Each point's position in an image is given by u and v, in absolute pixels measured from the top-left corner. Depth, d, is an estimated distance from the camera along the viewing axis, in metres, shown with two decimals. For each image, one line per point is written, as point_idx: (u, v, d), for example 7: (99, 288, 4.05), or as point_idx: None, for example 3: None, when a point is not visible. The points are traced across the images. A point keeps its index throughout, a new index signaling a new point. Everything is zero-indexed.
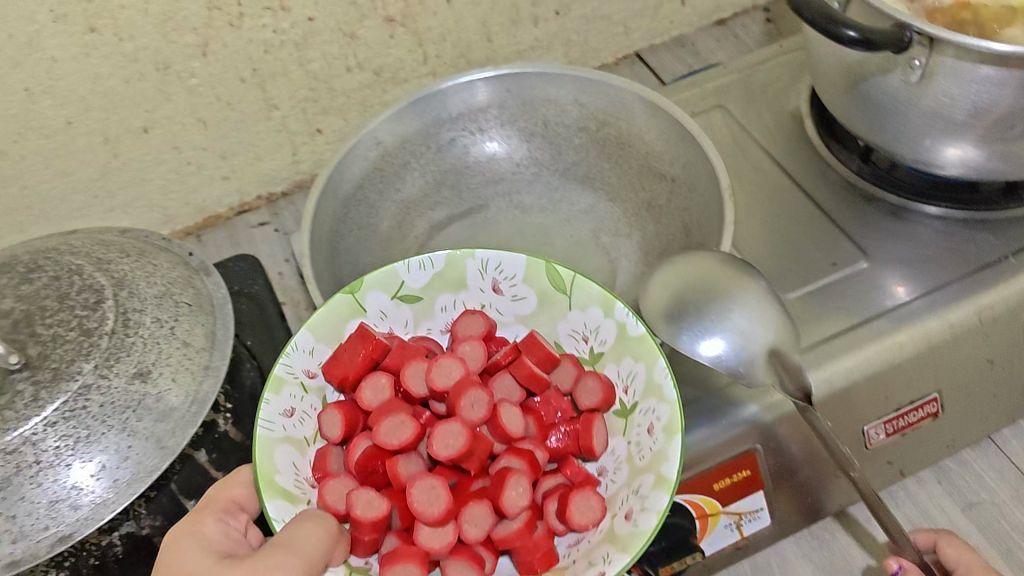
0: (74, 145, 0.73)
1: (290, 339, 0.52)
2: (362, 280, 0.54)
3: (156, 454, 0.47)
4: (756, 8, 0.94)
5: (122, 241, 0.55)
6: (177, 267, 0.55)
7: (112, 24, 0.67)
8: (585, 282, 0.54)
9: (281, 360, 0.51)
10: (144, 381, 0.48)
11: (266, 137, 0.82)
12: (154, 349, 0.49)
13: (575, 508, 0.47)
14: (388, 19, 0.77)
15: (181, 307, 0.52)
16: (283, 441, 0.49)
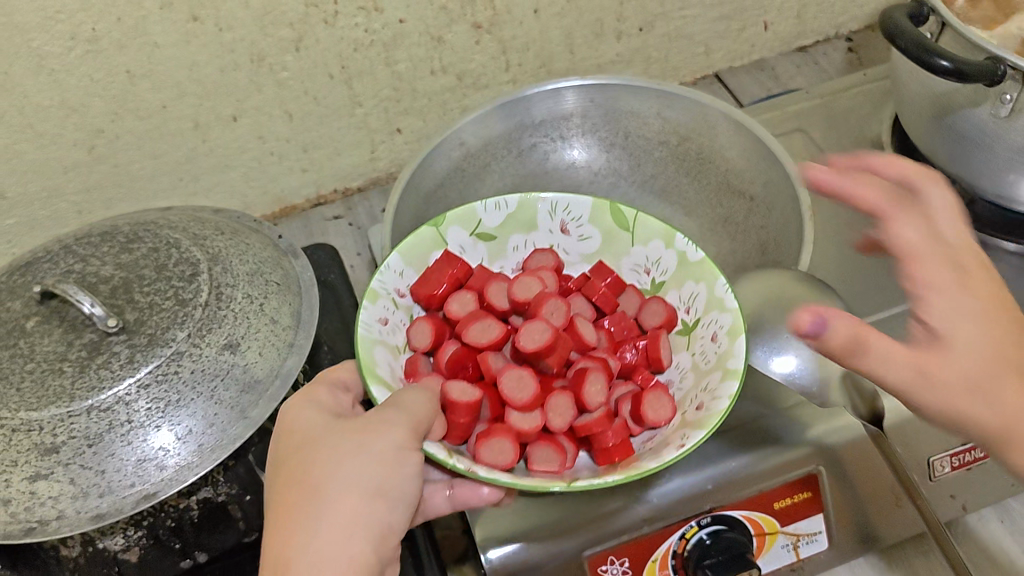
0: (166, 128, 0.76)
1: (383, 260, 0.56)
2: (446, 216, 0.58)
3: (239, 423, 0.49)
4: (839, 37, 0.95)
5: (216, 219, 0.57)
6: (267, 248, 0.57)
7: (215, 15, 0.70)
8: (647, 219, 0.59)
9: (375, 277, 0.55)
10: (233, 352, 0.50)
11: (347, 133, 0.84)
12: (244, 323, 0.51)
13: (649, 406, 0.52)
14: (475, 25, 0.79)
15: (270, 286, 0.54)
16: (380, 342, 0.53)
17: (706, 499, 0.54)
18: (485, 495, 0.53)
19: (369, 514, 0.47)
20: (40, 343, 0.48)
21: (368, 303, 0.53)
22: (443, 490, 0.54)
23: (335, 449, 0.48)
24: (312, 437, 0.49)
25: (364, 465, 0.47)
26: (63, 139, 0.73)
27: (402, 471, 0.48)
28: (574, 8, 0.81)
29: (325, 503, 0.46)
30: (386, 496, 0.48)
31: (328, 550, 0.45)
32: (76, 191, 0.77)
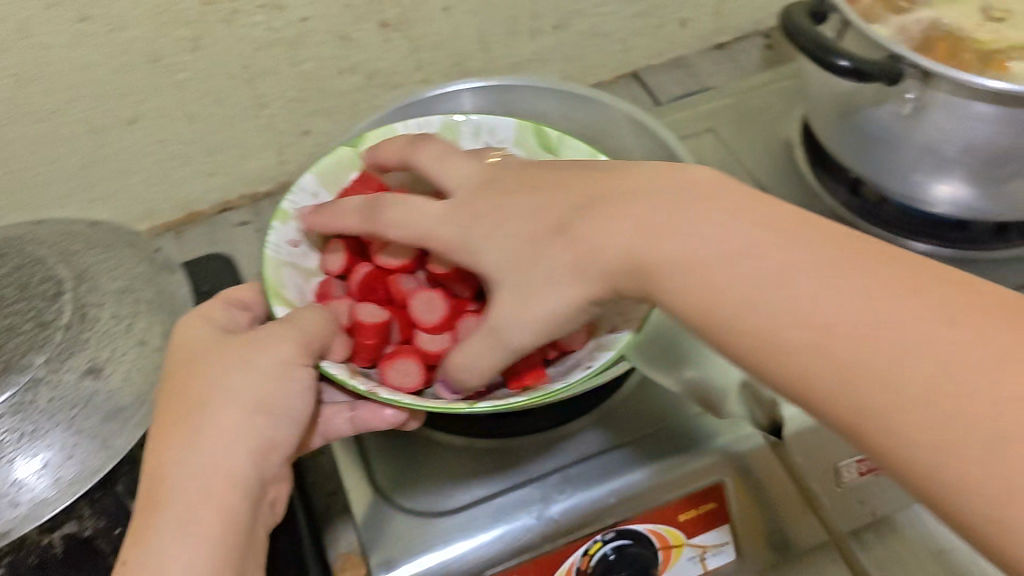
0: (59, 134, 0.72)
1: (294, 182, 0.58)
2: (365, 135, 0.61)
3: (100, 454, 0.47)
4: (757, 33, 0.94)
5: (88, 232, 0.55)
6: (142, 262, 0.55)
7: (105, 14, 0.66)
8: (570, 139, 0.60)
9: (286, 198, 0.57)
10: (94, 378, 0.48)
11: (254, 135, 0.81)
12: (108, 347, 0.49)
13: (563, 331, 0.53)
14: (384, 23, 0.77)
15: (140, 305, 0.52)
16: (288, 264, 0.56)
17: (608, 513, 0.53)
18: (390, 418, 0.51)
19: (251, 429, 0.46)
20: None
21: (279, 223, 0.56)
22: (343, 412, 0.53)
23: (222, 363, 0.47)
24: (199, 354, 0.48)
25: (249, 378, 0.47)
26: None
27: (289, 387, 0.48)
28: (486, 5, 0.79)
29: (207, 414, 0.45)
30: (272, 410, 0.47)
31: (206, 459, 0.44)
32: None
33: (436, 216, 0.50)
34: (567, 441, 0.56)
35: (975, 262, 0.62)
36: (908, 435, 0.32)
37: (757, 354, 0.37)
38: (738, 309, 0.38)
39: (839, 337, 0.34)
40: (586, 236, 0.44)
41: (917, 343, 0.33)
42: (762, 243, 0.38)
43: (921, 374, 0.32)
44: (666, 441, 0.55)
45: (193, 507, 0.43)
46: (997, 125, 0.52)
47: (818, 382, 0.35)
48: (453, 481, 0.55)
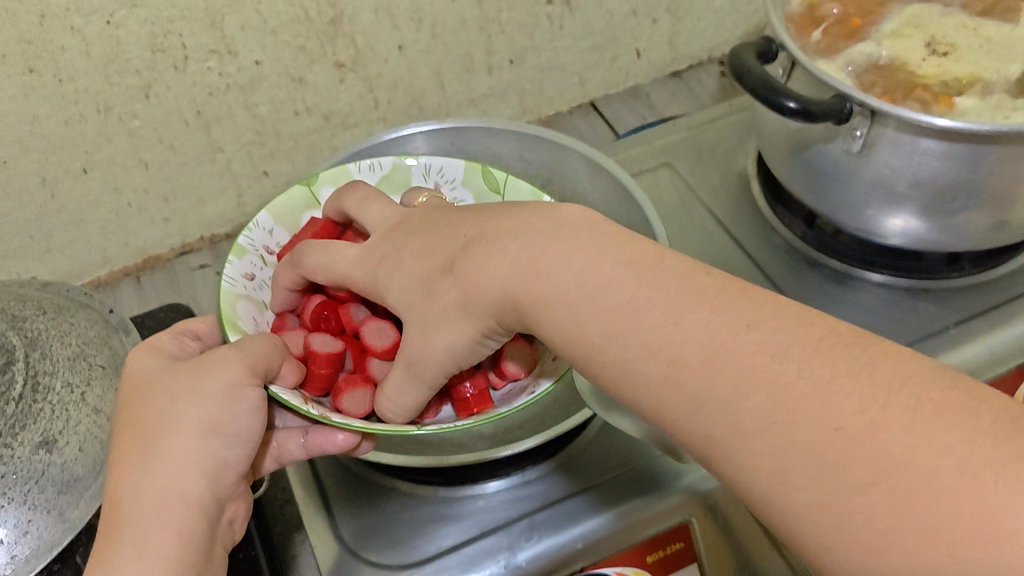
0: (10, 187, 0.71)
1: (250, 218, 0.58)
2: (318, 176, 0.61)
3: (57, 529, 0.45)
4: (711, 61, 0.95)
5: (40, 296, 0.54)
6: (94, 325, 0.54)
7: (52, 66, 0.66)
8: (518, 180, 0.62)
9: (243, 233, 0.57)
10: (48, 451, 0.46)
11: (210, 179, 0.80)
12: (62, 417, 0.48)
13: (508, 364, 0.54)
14: (338, 65, 0.76)
15: (94, 370, 0.51)
16: (243, 297, 0.54)
17: (576, 558, 0.53)
18: (340, 442, 0.50)
19: (202, 454, 0.45)
20: None
21: (234, 257, 0.55)
22: (296, 435, 0.52)
23: (171, 390, 0.47)
24: (149, 383, 0.48)
25: (196, 402, 0.46)
26: None
27: (239, 407, 0.46)
28: (440, 43, 0.79)
29: (157, 440, 0.45)
30: (222, 431, 0.46)
31: (158, 485, 0.44)
32: None
33: (352, 259, 0.51)
34: (532, 485, 0.56)
35: (929, 291, 0.63)
36: (746, 462, 0.33)
37: (619, 387, 0.39)
38: (619, 338, 0.38)
39: (689, 372, 0.36)
40: (468, 278, 0.44)
41: (750, 377, 0.34)
42: (619, 286, 0.39)
43: (757, 407, 0.33)
44: (631, 481, 0.55)
45: (146, 534, 0.43)
46: (943, 161, 0.53)
47: (672, 414, 0.36)
48: (421, 532, 0.54)
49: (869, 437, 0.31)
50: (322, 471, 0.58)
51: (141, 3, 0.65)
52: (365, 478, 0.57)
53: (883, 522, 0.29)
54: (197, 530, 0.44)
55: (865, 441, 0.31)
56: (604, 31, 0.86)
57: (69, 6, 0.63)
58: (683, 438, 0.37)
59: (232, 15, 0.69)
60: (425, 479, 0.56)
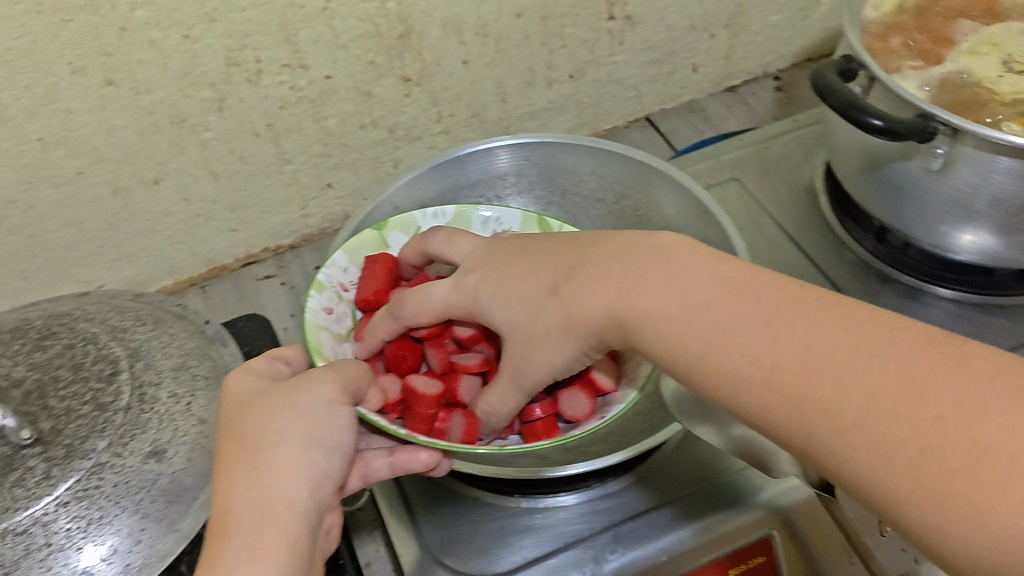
0: (84, 195, 0.73)
1: (328, 257, 0.59)
2: (388, 220, 0.62)
3: (168, 537, 0.46)
4: (766, 77, 0.96)
5: (137, 308, 0.57)
6: (192, 337, 0.56)
7: (130, 78, 0.66)
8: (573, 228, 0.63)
9: (321, 271, 0.58)
10: (158, 461, 0.48)
11: (276, 191, 0.81)
12: (169, 427, 0.49)
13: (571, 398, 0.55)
14: (405, 79, 0.77)
15: (197, 381, 0.53)
16: (324, 329, 0.56)
17: (665, 568, 0.53)
18: (423, 459, 0.51)
19: (304, 462, 0.45)
20: None
21: (316, 291, 0.57)
22: (382, 455, 0.51)
23: (269, 406, 0.47)
24: (245, 403, 0.48)
25: (298, 416, 0.46)
26: None
27: (336, 422, 0.47)
28: (505, 58, 0.80)
29: (263, 449, 0.44)
30: (322, 444, 0.46)
31: (266, 489, 0.43)
32: None
33: (448, 289, 0.53)
34: (612, 498, 0.57)
35: (1003, 308, 0.63)
36: (845, 459, 0.35)
37: (720, 395, 0.41)
38: (718, 352, 0.40)
39: (787, 374, 0.38)
40: (571, 298, 0.47)
41: (850, 380, 0.36)
42: (718, 299, 0.41)
43: (854, 403, 0.35)
44: (712, 495, 0.56)
45: (256, 535, 0.41)
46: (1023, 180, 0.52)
47: (774, 419, 0.38)
48: (505, 542, 0.55)
49: (964, 427, 0.32)
50: (408, 485, 0.58)
51: (219, 18, 0.66)
52: (450, 491, 0.58)
53: (981, 500, 0.31)
54: (301, 533, 0.43)
55: (962, 431, 0.32)
56: (663, 46, 0.87)
57: (150, 20, 0.63)
58: (786, 442, 0.38)
59: (306, 30, 0.70)
60: (508, 491, 0.57)
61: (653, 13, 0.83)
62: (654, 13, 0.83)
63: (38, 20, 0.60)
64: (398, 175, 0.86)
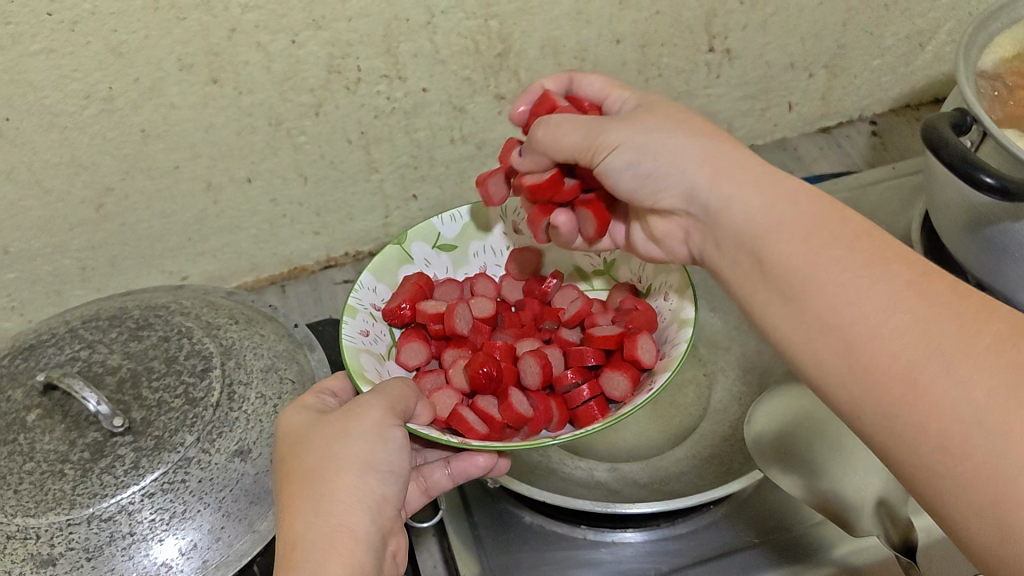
0: (178, 189, 0.74)
1: (355, 279, 0.56)
2: (408, 232, 0.59)
3: (247, 537, 0.47)
4: (861, 120, 0.95)
5: (232, 306, 0.58)
6: (282, 339, 0.57)
7: (234, 79, 0.68)
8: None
9: (350, 295, 0.55)
10: (243, 460, 0.48)
11: (361, 199, 0.82)
12: (255, 428, 0.50)
13: (616, 381, 0.53)
14: (498, 97, 0.78)
15: (285, 383, 0.53)
16: (364, 351, 0.53)
17: None
18: (483, 463, 0.51)
19: (363, 488, 0.43)
20: (41, 440, 0.46)
21: (350, 315, 0.53)
22: (441, 466, 0.52)
23: (325, 435, 0.45)
24: (300, 434, 0.46)
25: (350, 441, 0.45)
26: (71, 197, 0.71)
27: (388, 444, 0.45)
28: None
29: (321, 478, 0.43)
30: (379, 468, 0.44)
31: (328, 523, 0.41)
32: (82, 248, 0.75)
33: (598, 85, 0.56)
34: (682, 540, 0.55)
35: None
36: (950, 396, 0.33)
37: (820, 296, 0.38)
38: (847, 250, 0.38)
39: (919, 297, 0.36)
40: (723, 137, 0.46)
41: (991, 315, 0.35)
42: (844, 222, 0.39)
43: (984, 347, 0.33)
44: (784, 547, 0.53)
45: (322, 565, 0.40)
46: None
47: (884, 332, 0.35)
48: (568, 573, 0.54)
49: None
50: (474, 510, 0.57)
51: (326, 26, 0.66)
52: (514, 520, 0.57)
53: None
54: (369, 565, 0.41)
55: None
56: (759, 82, 0.86)
57: (259, 23, 0.64)
58: (875, 371, 0.35)
59: (408, 43, 0.70)
60: (575, 522, 0.56)
61: (752, 49, 0.82)
62: (754, 49, 0.82)
63: (153, 16, 0.62)
64: None
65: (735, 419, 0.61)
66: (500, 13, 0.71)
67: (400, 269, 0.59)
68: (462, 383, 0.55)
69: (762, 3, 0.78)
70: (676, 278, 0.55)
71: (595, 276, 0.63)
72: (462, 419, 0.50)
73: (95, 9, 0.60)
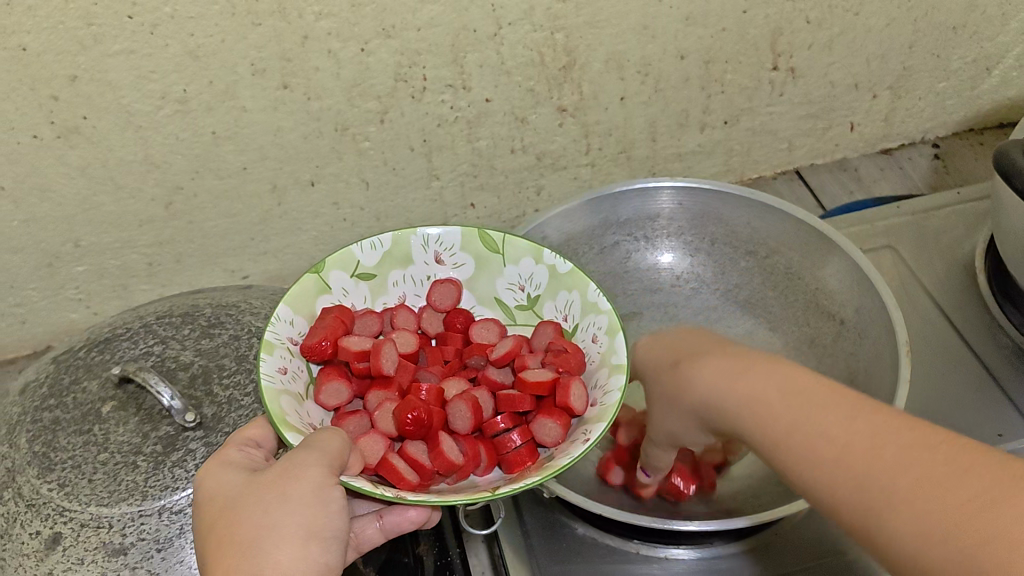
0: (245, 189, 0.76)
1: (272, 312, 0.51)
2: (327, 260, 0.55)
3: None
4: (924, 142, 0.94)
5: None
6: None
7: (304, 84, 0.69)
8: (514, 239, 0.57)
9: (267, 329, 0.50)
10: None
11: (420, 205, 0.83)
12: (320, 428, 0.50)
13: (545, 430, 0.50)
14: (561, 109, 0.78)
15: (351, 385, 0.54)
16: (284, 392, 0.48)
17: None
18: (414, 518, 0.49)
19: (302, 562, 0.41)
20: (115, 431, 0.48)
21: (266, 353, 0.48)
22: (372, 520, 0.49)
23: (263, 499, 0.42)
24: (234, 493, 0.43)
25: (288, 509, 0.42)
26: (142, 194, 0.73)
27: (329, 508, 0.43)
28: (661, 98, 0.80)
29: (260, 552, 0.41)
30: (322, 536, 0.42)
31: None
32: (149, 244, 0.77)
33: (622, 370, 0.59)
34: (735, 559, 0.55)
35: None
36: (931, 518, 0.35)
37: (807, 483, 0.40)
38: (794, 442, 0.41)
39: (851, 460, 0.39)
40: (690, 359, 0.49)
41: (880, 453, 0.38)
42: (781, 404, 0.43)
43: (904, 491, 0.36)
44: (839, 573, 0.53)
45: None
46: None
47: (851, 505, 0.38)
48: None
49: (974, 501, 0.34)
50: (527, 515, 0.58)
51: (396, 35, 0.68)
52: (566, 529, 0.57)
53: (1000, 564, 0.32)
54: None
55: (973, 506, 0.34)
56: (822, 101, 0.85)
57: (331, 31, 0.66)
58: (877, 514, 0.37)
59: (474, 53, 0.71)
60: (627, 536, 0.56)
61: (816, 68, 0.82)
62: (819, 68, 0.82)
63: (230, 21, 0.63)
64: (540, 202, 0.87)
65: None
66: (567, 26, 0.71)
67: (318, 302, 0.54)
68: (389, 428, 0.51)
69: (829, 23, 0.78)
70: (607, 322, 0.53)
71: (519, 310, 0.59)
72: (393, 467, 0.47)
73: (175, 13, 0.62)
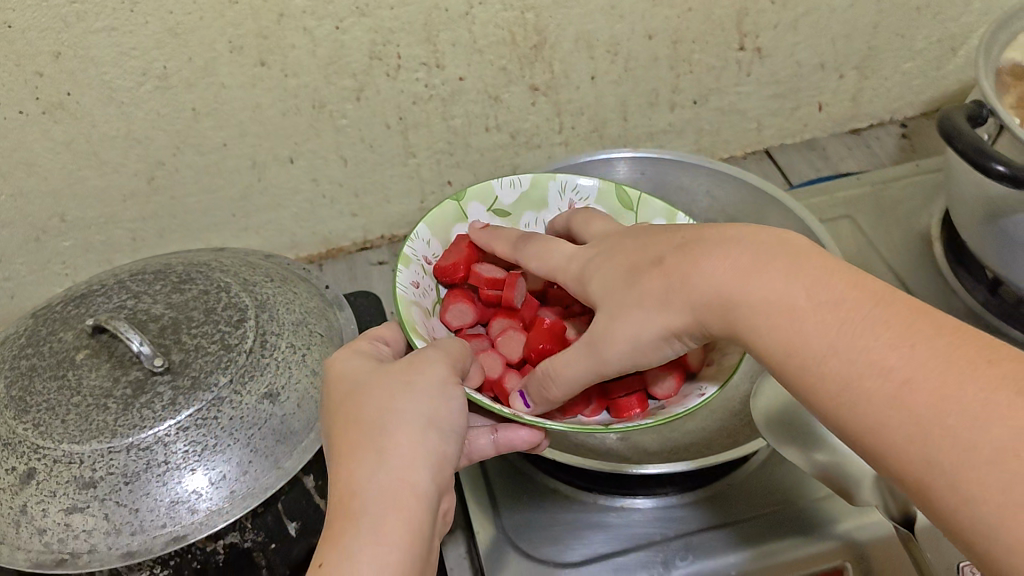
0: (226, 164, 0.78)
1: (414, 229, 0.58)
2: (466, 192, 0.62)
3: (270, 473, 0.50)
4: (892, 123, 0.96)
5: (265, 266, 0.62)
6: (313, 298, 0.61)
7: (281, 61, 0.71)
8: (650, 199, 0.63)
9: (407, 243, 0.57)
10: (272, 402, 0.51)
11: (398, 182, 0.85)
12: (285, 374, 0.53)
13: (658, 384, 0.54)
14: (533, 88, 0.80)
15: (314, 337, 0.57)
16: (414, 302, 0.55)
17: None
18: (525, 437, 0.51)
19: (425, 443, 0.44)
20: (87, 377, 0.50)
21: (405, 265, 0.56)
22: (487, 432, 0.51)
23: (385, 387, 0.46)
24: (359, 382, 0.48)
25: (412, 397, 0.46)
26: (125, 168, 0.75)
27: (449, 401, 0.46)
28: (631, 77, 0.82)
29: (381, 431, 0.44)
30: (440, 425, 0.45)
31: (387, 475, 0.42)
32: (133, 219, 0.80)
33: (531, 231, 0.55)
34: (689, 508, 0.57)
35: None
36: (944, 425, 0.33)
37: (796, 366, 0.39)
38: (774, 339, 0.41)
39: (849, 354, 0.37)
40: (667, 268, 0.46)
41: (881, 358, 0.36)
42: (768, 290, 0.41)
43: (912, 398, 0.35)
44: (789, 519, 0.55)
45: (379, 517, 0.41)
46: None
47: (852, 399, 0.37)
48: (578, 534, 0.56)
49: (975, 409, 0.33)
50: (493, 470, 0.60)
51: (369, 13, 0.70)
52: (531, 480, 0.59)
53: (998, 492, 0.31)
54: (422, 518, 0.42)
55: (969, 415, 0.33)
56: (789, 81, 0.88)
57: (306, 9, 0.68)
58: (937, 463, 0.33)
59: (447, 32, 0.73)
60: (588, 487, 0.58)
61: (783, 48, 0.84)
62: (785, 48, 0.84)
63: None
64: None
65: (744, 396, 0.63)
66: (537, 6, 0.73)
67: (455, 227, 0.62)
68: (509, 354, 0.57)
69: (793, 3, 0.80)
70: None
71: None
72: (507, 389, 0.54)
73: None
